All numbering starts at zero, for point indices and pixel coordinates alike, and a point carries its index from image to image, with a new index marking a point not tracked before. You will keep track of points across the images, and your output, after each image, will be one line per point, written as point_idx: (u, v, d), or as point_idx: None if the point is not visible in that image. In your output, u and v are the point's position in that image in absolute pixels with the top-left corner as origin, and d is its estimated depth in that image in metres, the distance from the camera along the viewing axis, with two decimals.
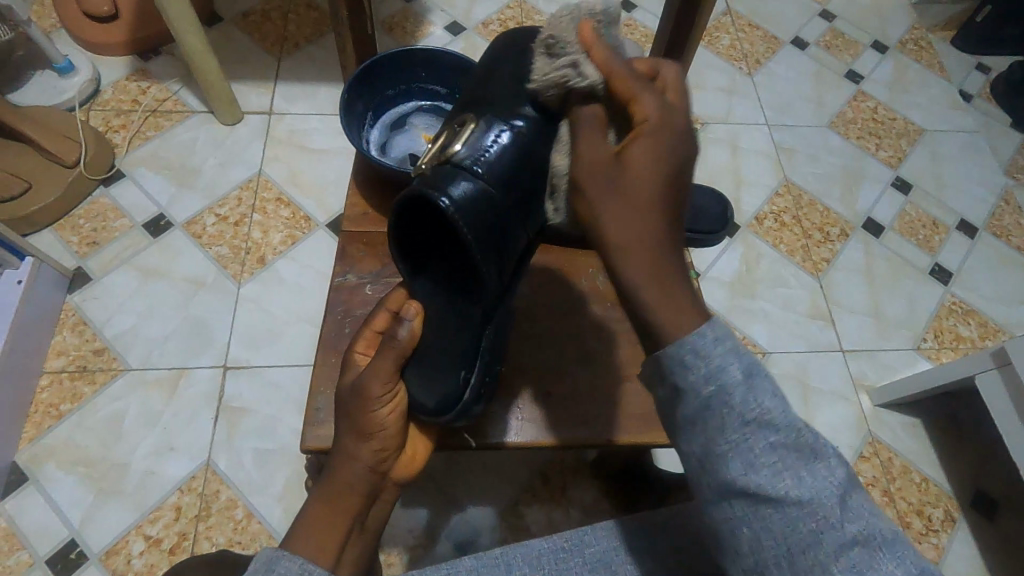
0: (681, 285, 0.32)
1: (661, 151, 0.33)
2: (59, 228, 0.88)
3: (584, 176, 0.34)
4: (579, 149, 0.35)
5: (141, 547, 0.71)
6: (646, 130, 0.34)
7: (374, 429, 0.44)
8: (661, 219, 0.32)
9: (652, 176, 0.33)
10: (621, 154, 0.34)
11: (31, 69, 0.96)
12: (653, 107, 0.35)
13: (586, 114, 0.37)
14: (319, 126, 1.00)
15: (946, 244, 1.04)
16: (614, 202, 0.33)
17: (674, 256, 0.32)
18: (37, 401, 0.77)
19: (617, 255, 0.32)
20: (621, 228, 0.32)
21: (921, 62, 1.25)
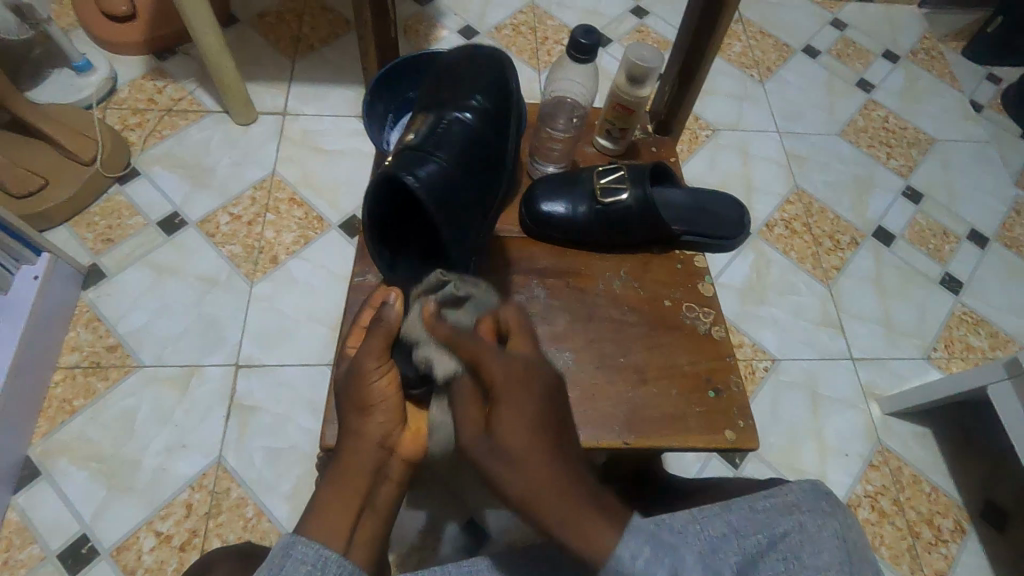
0: (585, 499, 0.34)
1: (532, 406, 0.36)
2: (75, 225, 0.89)
3: (475, 455, 0.36)
4: (458, 430, 0.37)
5: (152, 544, 0.71)
6: (500, 394, 0.36)
7: (373, 403, 0.47)
8: (555, 459, 0.35)
9: (534, 442, 0.35)
10: (494, 424, 0.36)
11: (50, 67, 0.97)
12: (506, 365, 0.38)
13: (460, 386, 0.40)
14: (333, 128, 1.01)
15: (956, 254, 1.04)
16: (511, 469, 0.34)
17: (570, 473, 0.35)
18: (51, 396, 0.77)
19: (541, 511, 0.34)
20: (527, 487, 0.34)
21: (932, 72, 1.25)
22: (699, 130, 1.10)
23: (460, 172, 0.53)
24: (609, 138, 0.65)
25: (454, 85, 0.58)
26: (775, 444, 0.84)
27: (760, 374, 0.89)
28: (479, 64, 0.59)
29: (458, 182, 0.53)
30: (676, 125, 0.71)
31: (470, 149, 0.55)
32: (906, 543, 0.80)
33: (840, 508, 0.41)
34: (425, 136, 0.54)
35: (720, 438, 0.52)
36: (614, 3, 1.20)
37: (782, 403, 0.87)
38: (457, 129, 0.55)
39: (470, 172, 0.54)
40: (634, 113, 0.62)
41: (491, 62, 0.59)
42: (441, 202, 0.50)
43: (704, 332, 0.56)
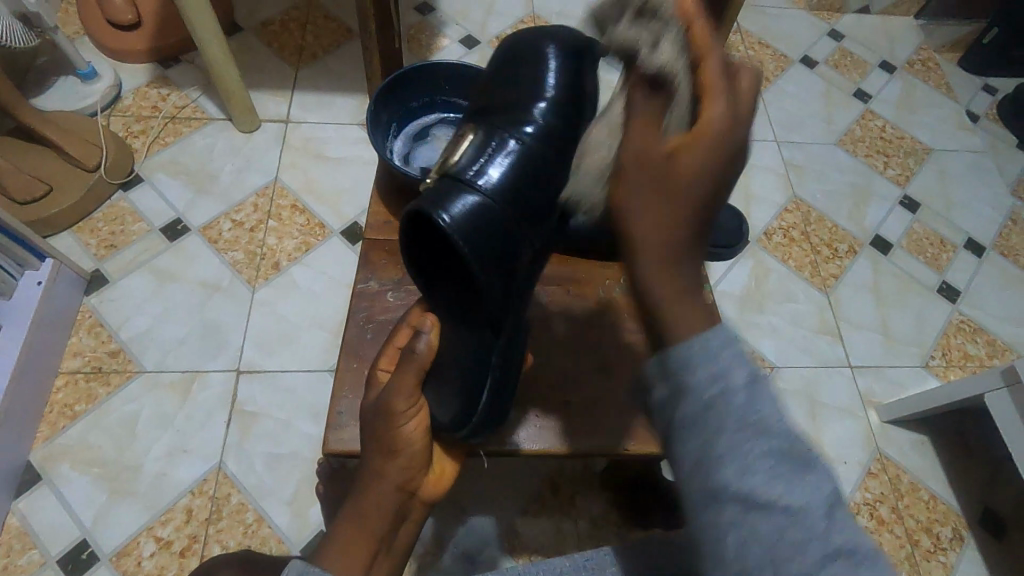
0: (689, 298, 0.31)
1: (718, 169, 0.31)
2: (78, 231, 0.89)
3: (629, 163, 0.33)
4: (628, 139, 0.33)
5: (152, 549, 0.71)
6: (699, 135, 0.31)
7: (401, 447, 0.44)
8: (688, 262, 0.31)
9: (696, 202, 0.31)
10: (672, 151, 0.31)
11: (55, 74, 0.98)
12: (722, 110, 0.32)
13: (637, 102, 0.35)
14: (335, 135, 1.02)
15: (954, 262, 1.04)
16: (640, 191, 0.32)
17: (696, 275, 0.31)
18: (53, 401, 0.78)
19: (639, 243, 0.31)
20: (651, 233, 0.31)
21: (928, 82, 1.26)
22: None
23: (504, 203, 0.45)
24: None
25: (515, 94, 0.51)
26: None
27: None
28: (535, 56, 0.52)
29: (502, 214, 0.44)
30: None
31: (524, 175, 0.46)
32: (905, 551, 0.80)
33: None
34: (472, 156, 0.46)
35: None
36: None
37: None
38: (514, 149, 0.47)
39: (521, 199, 0.46)
40: None
41: (562, 68, 0.51)
42: (483, 243, 0.43)
43: None
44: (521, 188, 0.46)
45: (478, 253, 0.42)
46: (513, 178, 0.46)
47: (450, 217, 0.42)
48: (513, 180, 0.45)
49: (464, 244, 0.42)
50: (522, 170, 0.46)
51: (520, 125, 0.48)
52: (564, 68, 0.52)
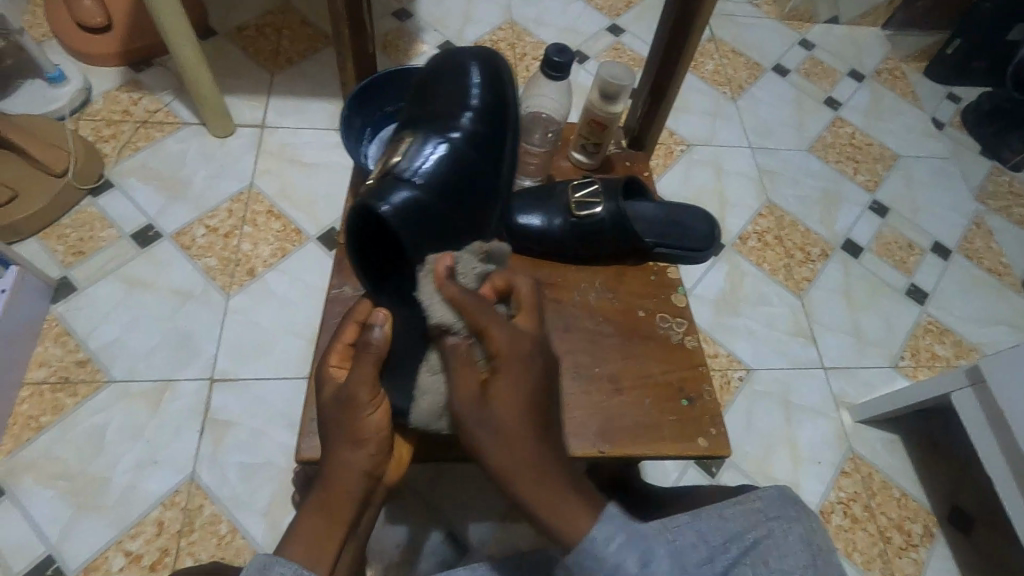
0: (570, 493, 0.35)
1: (523, 374, 0.38)
2: (45, 238, 0.87)
3: (459, 411, 0.38)
4: (451, 393, 0.39)
5: (121, 564, 0.69)
6: (501, 362, 0.39)
7: (365, 435, 0.43)
8: (547, 451, 0.36)
9: (520, 413, 0.37)
10: (486, 392, 0.38)
11: (21, 77, 0.96)
12: (505, 337, 0.40)
13: (455, 352, 0.42)
14: (311, 141, 1.01)
15: (921, 265, 1.07)
16: (483, 425, 0.37)
17: (557, 454, 0.37)
18: (16, 413, 0.75)
19: (509, 485, 0.35)
20: (501, 458, 0.36)
21: (895, 91, 1.30)
22: (674, 145, 1.12)
23: (434, 196, 0.50)
24: (584, 153, 0.64)
25: (451, 97, 0.54)
26: (750, 452, 0.86)
27: (736, 385, 0.90)
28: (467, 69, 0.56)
29: (433, 206, 0.49)
30: (649, 141, 0.71)
31: (453, 176, 0.51)
32: (878, 548, 0.82)
33: (805, 513, 0.42)
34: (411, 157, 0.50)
35: (693, 446, 0.52)
36: (590, 21, 1.23)
37: (756, 413, 0.89)
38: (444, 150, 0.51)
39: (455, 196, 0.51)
40: (608, 129, 0.61)
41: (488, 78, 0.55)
42: (417, 238, 0.48)
43: (677, 341, 0.56)
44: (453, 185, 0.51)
45: (413, 241, 0.48)
46: (443, 175, 0.50)
47: (386, 210, 0.46)
48: (441, 178, 0.50)
49: (399, 231, 0.47)
50: (453, 167, 0.51)
51: (447, 131, 0.52)
52: (486, 80, 0.55)
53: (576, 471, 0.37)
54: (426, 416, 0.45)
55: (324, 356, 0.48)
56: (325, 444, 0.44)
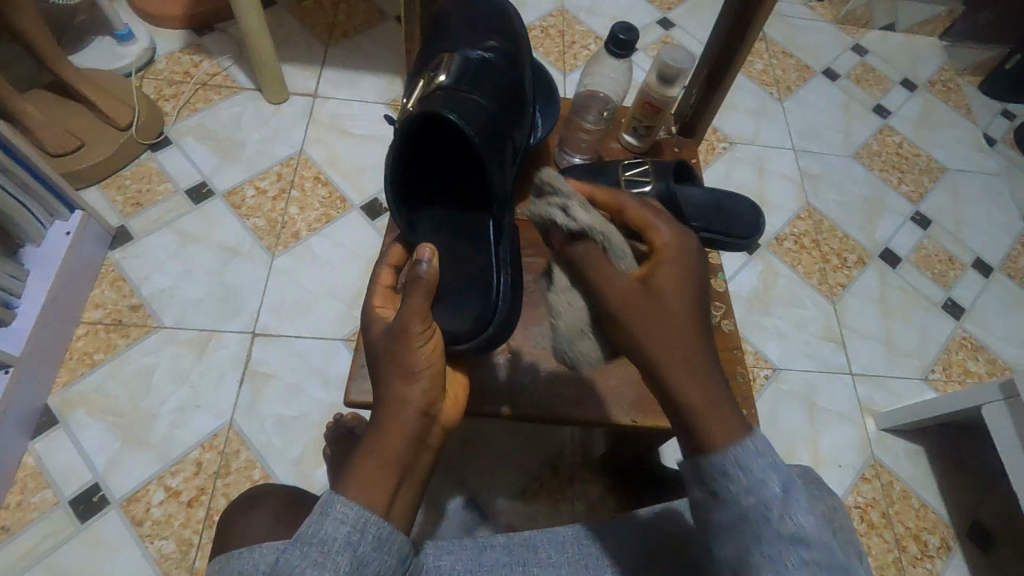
0: (730, 405, 0.36)
1: (684, 274, 0.40)
2: (106, 187, 0.92)
3: (618, 304, 0.38)
4: (602, 285, 0.39)
5: (161, 497, 0.73)
6: (666, 257, 0.40)
7: (417, 367, 0.42)
8: (700, 353, 0.37)
9: (688, 304, 0.38)
10: (649, 281, 0.39)
11: (92, 34, 1.00)
12: (669, 234, 0.42)
13: (585, 251, 0.41)
14: (361, 113, 1.04)
15: (960, 280, 1.06)
16: (644, 322, 0.37)
17: (708, 352, 0.37)
18: (72, 348, 0.80)
19: (670, 365, 0.36)
20: (669, 354, 0.36)
21: (948, 103, 1.28)
22: (716, 142, 1.12)
23: (492, 104, 0.55)
24: (635, 136, 0.66)
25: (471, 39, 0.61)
26: (770, 449, 0.86)
27: (761, 382, 0.91)
28: (475, 16, 0.63)
29: (494, 112, 0.55)
30: (699, 129, 0.72)
31: (500, 86, 0.57)
32: (893, 555, 0.82)
33: (830, 495, 0.43)
34: (456, 72, 0.56)
35: None
36: (642, 13, 1.23)
37: (779, 411, 0.89)
38: (486, 68, 0.58)
39: (505, 103, 0.57)
40: (661, 112, 0.62)
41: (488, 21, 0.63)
42: (482, 132, 0.52)
43: (714, 325, 0.57)
44: (499, 95, 0.56)
45: (486, 140, 0.52)
46: (484, 86, 0.56)
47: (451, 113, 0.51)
48: (489, 89, 0.56)
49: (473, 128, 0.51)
50: (490, 75, 0.57)
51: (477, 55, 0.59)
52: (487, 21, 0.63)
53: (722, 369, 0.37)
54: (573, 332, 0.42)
55: (368, 298, 0.49)
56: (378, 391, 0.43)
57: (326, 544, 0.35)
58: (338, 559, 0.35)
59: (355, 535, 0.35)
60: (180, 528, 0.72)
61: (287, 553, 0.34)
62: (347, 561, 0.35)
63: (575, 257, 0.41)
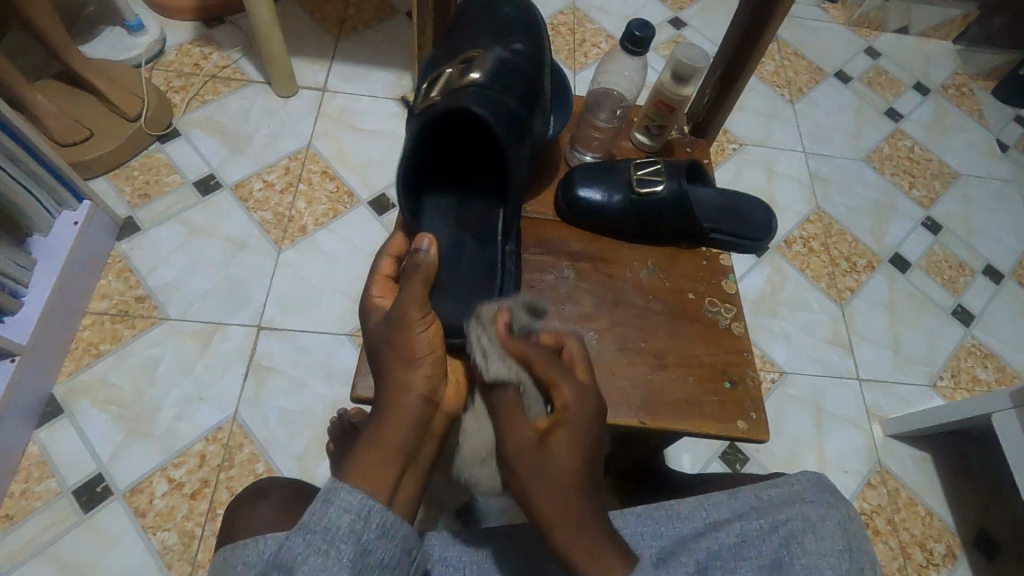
0: (609, 545, 0.37)
1: (576, 440, 0.40)
2: (114, 178, 0.92)
3: (515, 457, 0.40)
4: (505, 436, 0.42)
5: (164, 489, 0.73)
6: (563, 421, 0.41)
7: (417, 354, 0.44)
8: (583, 497, 0.38)
9: (573, 467, 0.39)
10: (544, 442, 0.40)
11: (102, 24, 1.00)
12: (571, 397, 0.42)
13: (501, 398, 0.44)
14: (369, 108, 1.03)
15: (970, 287, 1.05)
16: (534, 479, 0.39)
17: (596, 503, 0.38)
18: (78, 338, 0.80)
19: (556, 525, 0.37)
20: (549, 506, 0.38)
21: (961, 108, 1.26)
22: (726, 143, 1.12)
23: (518, 101, 0.55)
24: (647, 135, 0.65)
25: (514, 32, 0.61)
26: (775, 453, 0.86)
27: (767, 386, 0.90)
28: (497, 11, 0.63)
29: (517, 108, 0.55)
30: (712, 129, 0.71)
31: (523, 83, 0.57)
32: (898, 562, 0.81)
33: (844, 502, 0.43)
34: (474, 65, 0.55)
35: (733, 427, 0.53)
36: (653, 12, 1.22)
37: (784, 415, 0.89)
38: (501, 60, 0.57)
39: (530, 97, 0.57)
40: (674, 112, 0.62)
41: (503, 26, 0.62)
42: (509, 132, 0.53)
43: (724, 326, 0.57)
44: (526, 90, 0.56)
45: (511, 139, 0.53)
46: (510, 82, 0.55)
47: (478, 108, 0.51)
48: (510, 84, 0.55)
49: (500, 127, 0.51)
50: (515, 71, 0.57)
51: (504, 43, 0.59)
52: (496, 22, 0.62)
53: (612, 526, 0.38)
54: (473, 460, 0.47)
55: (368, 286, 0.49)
56: (381, 382, 0.44)
57: (329, 531, 0.36)
58: (342, 547, 0.35)
59: (358, 524, 0.36)
60: (182, 520, 0.72)
61: (291, 543, 0.35)
62: (351, 549, 0.35)
63: (493, 402, 0.44)
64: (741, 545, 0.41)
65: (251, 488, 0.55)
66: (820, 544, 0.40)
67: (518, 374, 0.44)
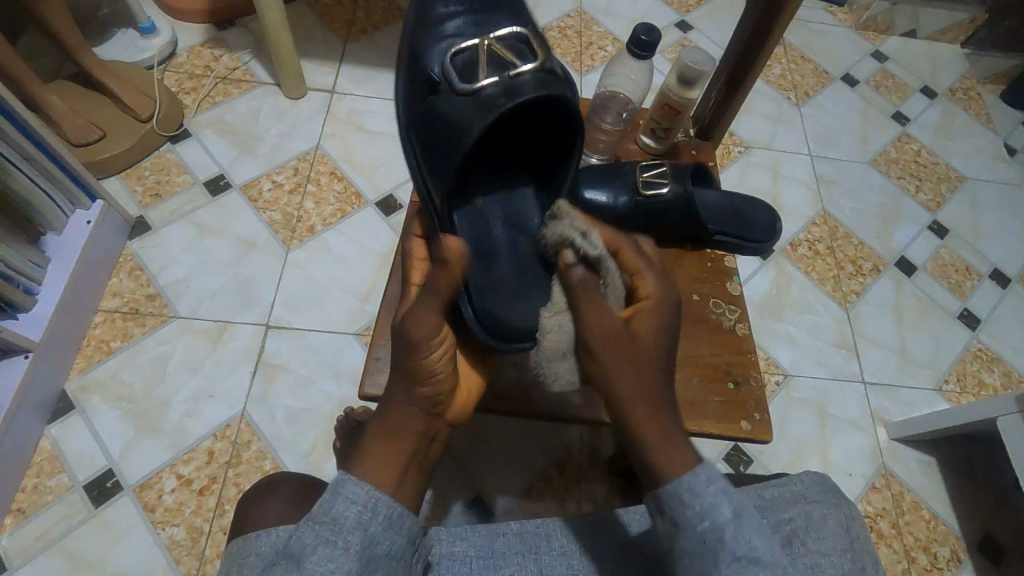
0: (678, 431, 0.38)
1: (662, 323, 0.43)
2: (126, 178, 0.93)
3: (599, 337, 0.42)
4: (590, 308, 0.43)
5: (173, 485, 0.74)
6: (650, 305, 0.44)
7: (426, 371, 0.43)
8: (661, 377, 0.40)
9: (659, 344, 0.42)
10: (630, 321, 0.43)
11: (115, 26, 1.02)
12: (654, 288, 0.45)
13: (580, 280, 0.45)
14: (377, 109, 1.04)
15: (977, 291, 1.05)
16: (615, 359, 0.41)
17: (669, 394, 0.40)
18: (90, 336, 0.81)
19: (632, 402, 0.38)
20: (627, 388, 0.39)
21: (969, 111, 1.26)
22: (732, 145, 1.12)
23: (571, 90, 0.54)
24: (653, 137, 0.66)
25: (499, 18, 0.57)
26: (779, 455, 0.86)
27: (772, 388, 0.90)
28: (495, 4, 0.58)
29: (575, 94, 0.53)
30: (718, 132, 0.72)
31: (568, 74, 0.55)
32: (902, 566, 0.81)
33: (846, 503, 0.43)
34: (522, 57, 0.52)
35: (737, 427, 0.53)
36: (660, 15, 1.22)
37: (789, 417, 0.89)
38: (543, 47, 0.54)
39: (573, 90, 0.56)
40: (680, 115, 0.62)
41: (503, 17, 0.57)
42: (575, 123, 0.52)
43: (729, 327, 0.57)
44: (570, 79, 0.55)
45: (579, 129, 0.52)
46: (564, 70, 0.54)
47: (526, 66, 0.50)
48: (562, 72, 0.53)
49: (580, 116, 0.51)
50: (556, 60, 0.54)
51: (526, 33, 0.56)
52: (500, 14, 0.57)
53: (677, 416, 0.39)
54: (548, 351, 0.46)
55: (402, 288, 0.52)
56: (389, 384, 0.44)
57: (337, 522, 0.37)
58: (349, 537, 0.36)
59: (365, 515, 0.37)
60: (190, 516, 0.73)
61: (299, 533, 0.36)
62: (358, 539, 0.36)
63: (571, 280, 0.46)
64: None
65: (259, 483, 0.56)
66: (824, 544, 0.40)
67: (605, 261, 0.46)
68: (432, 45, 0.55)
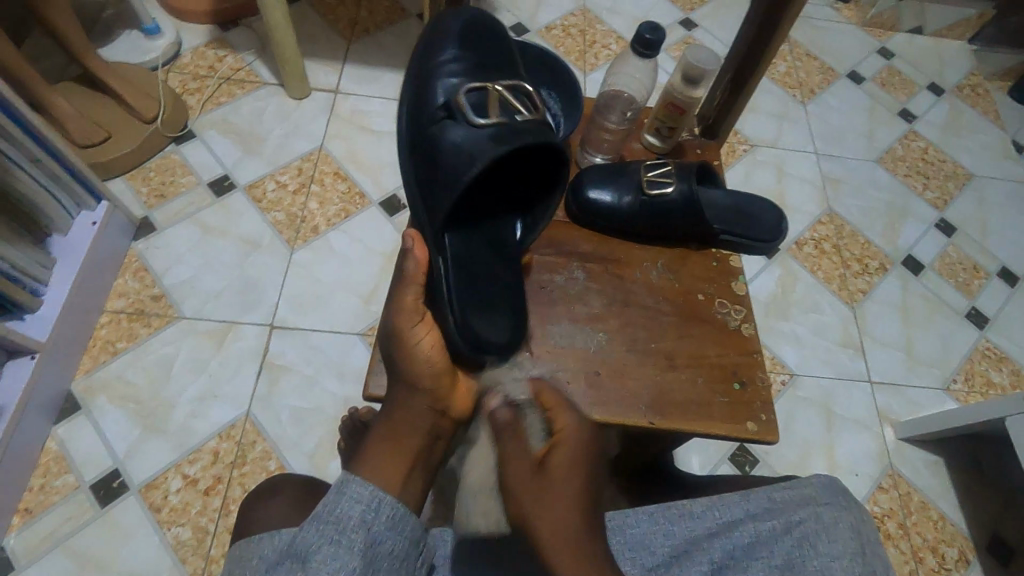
0: (601, 572, 0.34)
1: (577, 456, 0.40)
2: (131, 179, 0.93)
3: (512, 482, 0.39)
4: (506, 461, 0.41)
5: (179, 485, 0.74)
6: (562, 441, 0.41)
7: (419, 369, 0.46)
8: (582, 518, 0.37)
9: (579, 481, 0.38)
10: (544, 462, 0.39)
11: (120, 28, 1.02)
12: (572, 422, 0.42)
13: (498, 420, 0.44)
14: (381, 109, 1.04)
15: (985, 289, 1.04)
16: (532, 502, 0.38)
17: (592, 529, 0.37)
18: (96, 336, 0.81)
19: (551, 542, 0.35)
20: (544, 528, 0.36)
21: (977, 108, 1.25)
22: (737, 144, 1.11)
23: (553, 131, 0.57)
24: (657, 136, 0.65)
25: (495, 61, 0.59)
26: (785, 456, 0.85)
27: (777, 388, 0.90)
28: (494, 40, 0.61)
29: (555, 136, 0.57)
30: (722, 131, 0.71)
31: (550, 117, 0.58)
32: (910, 566, 0.80)
33: (856, 505, 0.43)
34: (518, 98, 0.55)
35: (743, 429, 0.53)
36: (664, 13, 1.22)
37: (795, 417, 0.88)
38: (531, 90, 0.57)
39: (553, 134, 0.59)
40: (685, 113, 0.62)
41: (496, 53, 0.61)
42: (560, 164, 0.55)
43: (734, 327, 0.57)
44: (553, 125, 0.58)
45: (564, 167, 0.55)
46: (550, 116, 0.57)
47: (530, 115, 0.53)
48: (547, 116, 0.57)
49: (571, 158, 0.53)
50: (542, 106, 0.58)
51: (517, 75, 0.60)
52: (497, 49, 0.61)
53: (607, 550, 0.36)
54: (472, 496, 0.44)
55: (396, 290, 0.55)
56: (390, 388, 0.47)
57: (341, 523, 0.37)
58: (354, 536, 0.37)
59: (369, 515, 0.38)
60: (196, 516, 0.73)
61: (304, 532, 0.36)
62: (361, 539, 0.37)
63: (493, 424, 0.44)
64: (752, 544, 0.41)
65: (265, 483, 0.56)
66: (833, 545, 0.40)
67: (525, 405, 0.45)
68: (443, 70, 0.56)
